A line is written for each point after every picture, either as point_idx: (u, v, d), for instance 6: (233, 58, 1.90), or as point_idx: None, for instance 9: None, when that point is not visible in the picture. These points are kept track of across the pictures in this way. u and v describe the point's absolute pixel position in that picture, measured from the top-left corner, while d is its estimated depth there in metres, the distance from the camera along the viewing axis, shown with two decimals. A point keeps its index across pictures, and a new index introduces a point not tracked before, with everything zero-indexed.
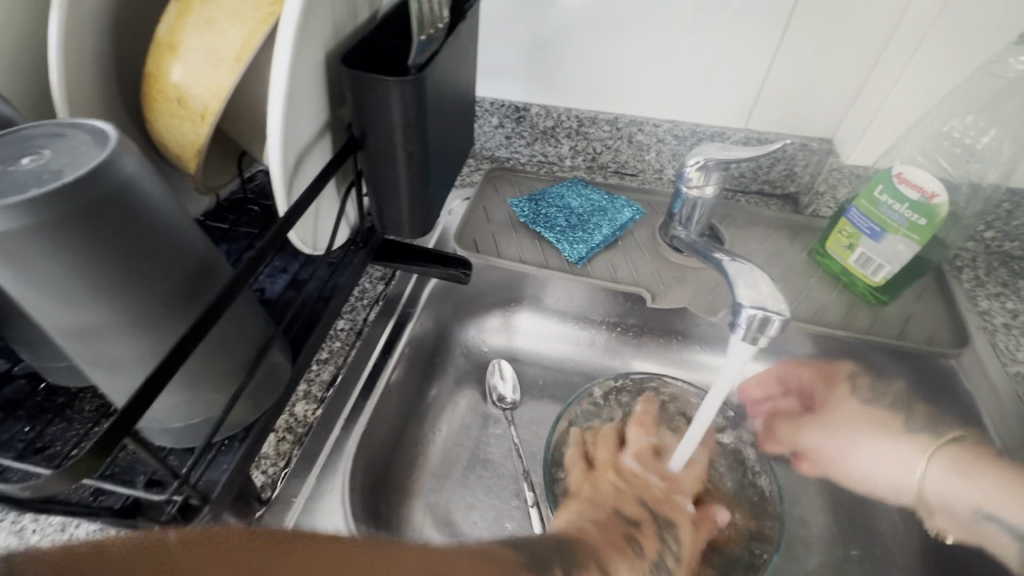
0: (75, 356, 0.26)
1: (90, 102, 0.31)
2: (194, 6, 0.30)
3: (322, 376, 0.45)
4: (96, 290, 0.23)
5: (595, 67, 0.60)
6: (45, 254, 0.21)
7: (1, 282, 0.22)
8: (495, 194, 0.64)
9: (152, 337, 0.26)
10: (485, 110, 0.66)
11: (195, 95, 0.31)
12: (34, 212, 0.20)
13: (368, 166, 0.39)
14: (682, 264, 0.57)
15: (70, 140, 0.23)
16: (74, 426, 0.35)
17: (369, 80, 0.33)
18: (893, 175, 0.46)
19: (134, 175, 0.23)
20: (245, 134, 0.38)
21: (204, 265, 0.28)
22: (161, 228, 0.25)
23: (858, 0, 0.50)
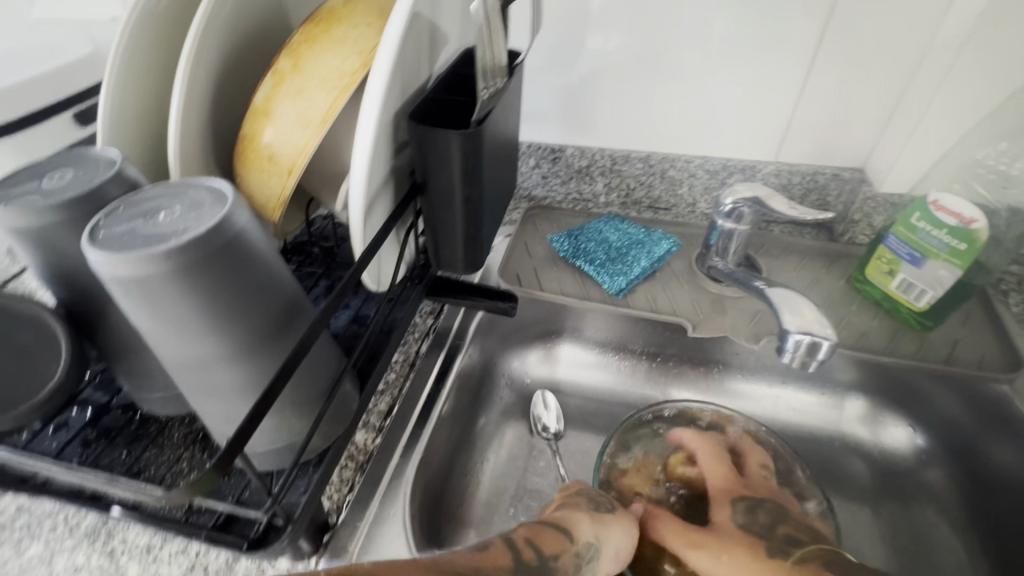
0: (185, 386, 0.29)
1: (193, 162, 0.36)
2: (287, 77, 0.34)
3: (380, 407, 0.47)
4: (212, 325, 0.27)
5: (627, 109, 0.64)
6: (174, 294, 0.25)
7: (135, 320, 0.26)
8: (534, 231, 0.67)
9: (252, 368, 0.29)
10: (522, 152, 0.70)
11: (284, 153, 0.35)
12: (172, 258, 0.24)
13: (427, 209, 0.43)
14: (719, 294, 0.58)
15: (194, 198, 0.27)
16: (165, 452, 0.38)
17: (433, 134, 0.37)
18: (929, 203, 0.47)
19: (247, 225, 0.27)
20: (318, 184, 0.42)
21: (295, 303, 0.31)
22: (264, 270, 0.28)
23: (880, 38, 0.53)
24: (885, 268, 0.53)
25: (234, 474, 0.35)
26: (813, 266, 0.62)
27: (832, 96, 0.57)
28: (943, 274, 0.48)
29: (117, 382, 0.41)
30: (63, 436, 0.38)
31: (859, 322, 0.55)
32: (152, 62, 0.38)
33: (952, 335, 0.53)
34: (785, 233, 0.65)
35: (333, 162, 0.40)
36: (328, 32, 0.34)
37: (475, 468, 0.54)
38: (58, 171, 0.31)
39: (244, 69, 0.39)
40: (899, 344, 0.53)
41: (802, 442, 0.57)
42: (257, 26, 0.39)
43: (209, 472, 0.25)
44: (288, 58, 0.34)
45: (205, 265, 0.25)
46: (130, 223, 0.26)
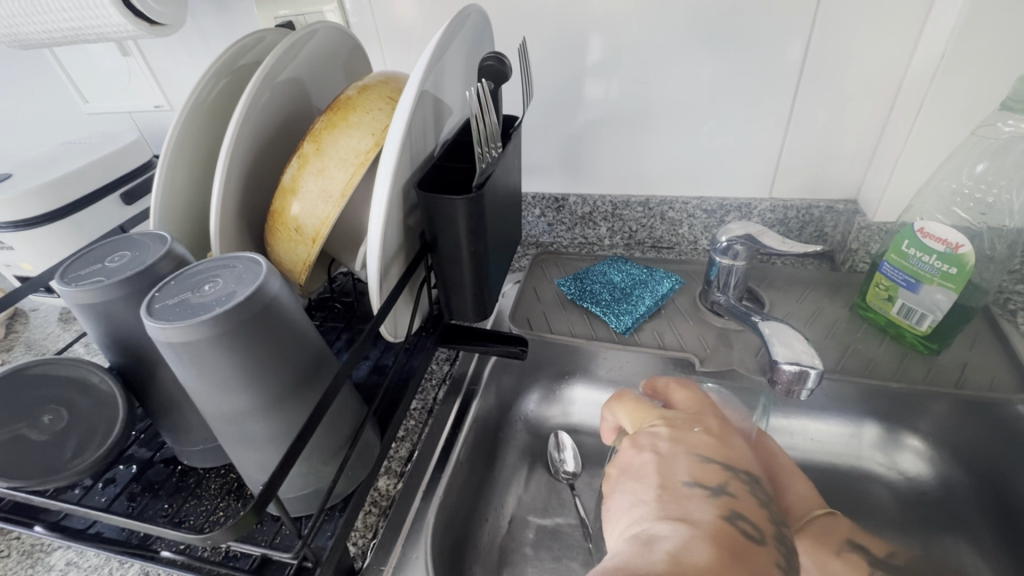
0: (225, 437, 0.33)
1: (229, 235, 0.41)
2: (310, 158, 0.39)
3: (401, 453, 0.50)
4: (250, 381, 0.30)
5: (623, 159, 0.68)
6: (216, 355, 0.28)
7: (183, 380, 0.30)
8: (543, 276, 0.71)
9: (284, 418, 0.32)
10: (528, 204, 0.75)
11: (309, 225, 0.39)
12: (217, 324, 0.28)
13: (438, 264, 0.47)
14: (724, 328, 0.60)
15: (235, 270, 0.31)
16: (204, 501, 0.41)
17: (440, 200, 0.41)
18: (916, 231, 0.49)
19: (279, 292, 0.31)
20: (340, 246, 0.47)
21: (321, 357, 0.35)
22: (293, 329, 0.32)
23: (853, 80, 0.56)
24: (884, 295, 0.55)
25: (267, 520, 0.38)
26: (816, 296, 0.63)
27: (815, 135, 0.61)
28: (939, 298, 0.49)
29: (160, 438, 0.45)
30: (112, 490, 0.41)
31: (865, 349, 0.56)
32: (197, 152, 0.44)
33: (960, 357, 0.53)
34: (787, 265, 0.67)
35: (352, 227, 0.45)
36: (345, 118, 0.39)
37: (496, 511, 0.55)
38: (118, 253, 0.35)
39: (275, 154, 0.45)
40: (906, 370, 0.53)
41: (823, 470, 0.57)
42: (286, 117, 0.45)
43: (247, 514, 0.27)
44: (311, 142, 0.39)
45: (244, 328, 0.29)
46: (179, 295, 0.30)
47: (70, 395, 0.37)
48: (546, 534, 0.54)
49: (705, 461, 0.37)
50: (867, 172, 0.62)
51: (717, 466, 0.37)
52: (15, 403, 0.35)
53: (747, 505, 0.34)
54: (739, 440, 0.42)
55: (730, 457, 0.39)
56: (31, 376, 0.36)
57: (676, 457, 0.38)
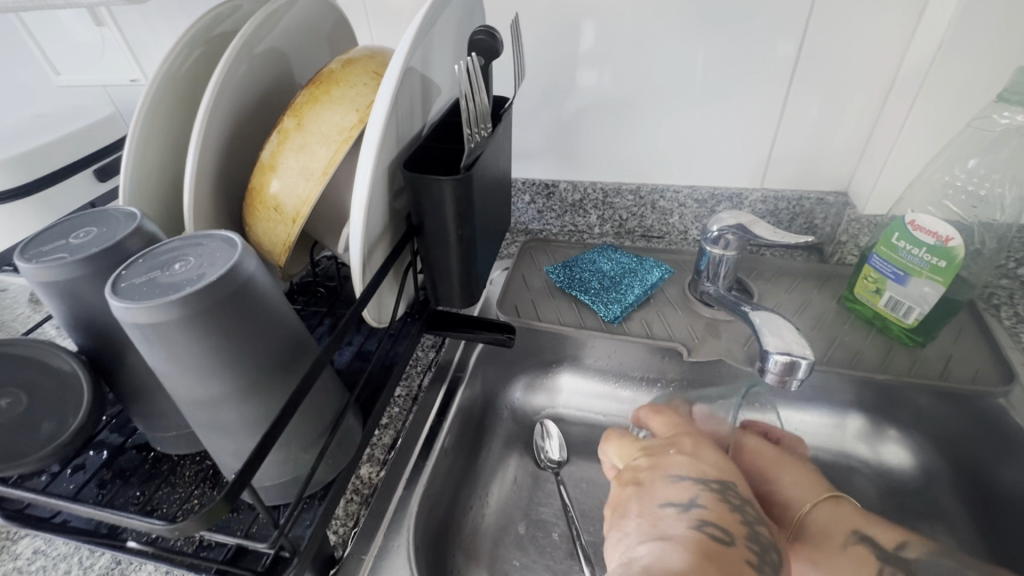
0: (198, 423, 0.31)
1: (204, 213, 0.39)
2: (291, 134, 0.37)
3: (384, 440, 0.49)
4: (223, 365, 0.29)
5: (615, 146, 0.67)
6: (187, 338, 0.27)
7: (153, 364, 0.28)
8: (532, 263, 0.70)
9: (260, 403, 0.31)
10: (518, 189, 0.74)
11: (289, 204, 0.38)
12: (187, 305, 0.26)
13: (424, 248, 0.45)
14: (712, 318, 0.60)
15: (208, 248, 0.30)
16: (178, 489, 0.39)
17: (426, 180, 0.40)
18: (906, 223, 0.49)
19: (255, 272, 0.30)
20: (322, 227, 0.45)
21: (300, 342, 0.34)
22: (271, 312, 0.31)
23: (848, 70, 0.56)
24: (872, 287, 0.54)
25: (242, 508, 0.37)
26: (804, 287, 0.63)
27: (808, 126, 0.60)
28: (927, 290, 0.49)
29: (132, 424, 0.43)
30: (81, 477, 0.39)
31: (852, 341, 0.56)
32: (170, 126, 0.42)
33: (945, 349, 0.53)
34: (777, 257, 0.67)
35: (335, 207, 0.43)
36: (328, 92, 0.38)
37: (480, 499, 0.54)
38: (84, 229, 0.33)
39: (254, 129, 0.43)
40: (891, 362, 0.53)
41: (807, 460, 0.57)
42: (265, 90, 0.42)
43: (218, 503, 0.26)
44: (292, 117, 0.37)
45: (217, 310, 0.27)
46: (147, 274, 0.28)
47: (31, 378, 0.35)
48: (531, 523, 0.54)
49: (677, 479, 0.38)
50: (858, 164, 0.61)
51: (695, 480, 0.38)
52: None
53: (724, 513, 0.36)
54: (713, 452, 0.42)
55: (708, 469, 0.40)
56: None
57: (651, 483, 0.39)
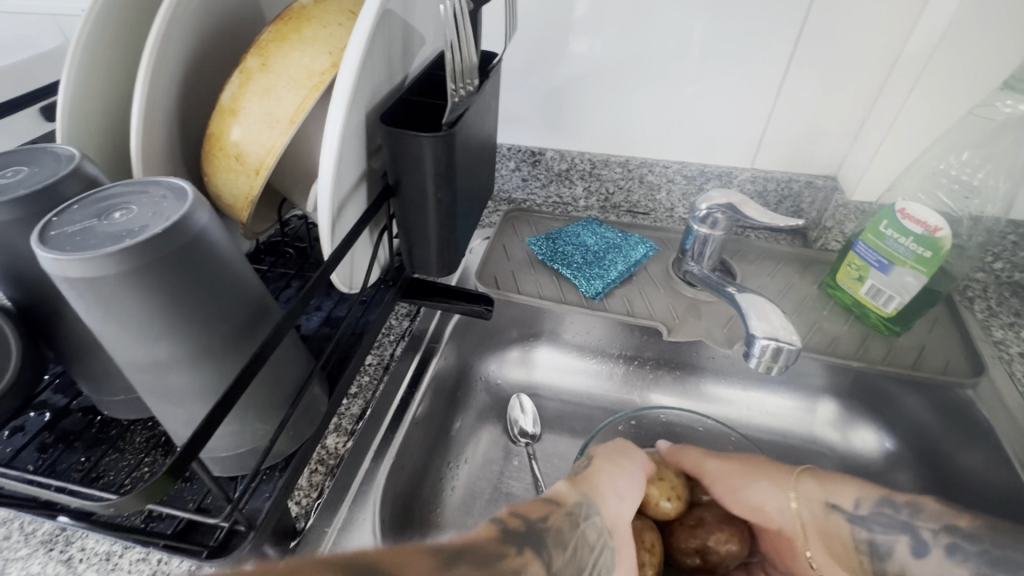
0: (144, 390, 0.29)
1: (156, 159, 0.35)
2: (255, 76, 0.34)
3: (352, 410, 0.46)
4: (170, 327, 0.26)
5: (606, 116, 0.64)
6: (127, 295, 0.24)
7: (90, 324, 0.25)
8: (514, 234, 0.67)
9: (214, 369, 0.29)
10: (502, 156, 0.71)
11: (251, 153, 0.34)
12: (125, 259, 0.23)
13: (400, 211, 0.43)
14: (694, 298, 0.59)
15: (153, 197, 0.27)
16: (126, 456, 0.37)
17: (405, 136, 0.36)
18: (896, 211, 0.48)
19: (207, 227, 0.27)
20: (290, 183, 0.42)
21: (260, 305, 0.31)
22: (225, 271, 0.28)
23: (848, 49, 0.54)
24: (855, 275, 0.54)
25: (196, 478, 0.35)
26: (787, 272, 0.63)
27: (803, 107, 0.58)
28: (909, 280, 0.49)
29: (78, 384, 0.40)
30: (20, 440, 0.37)
31: (830, 327, 0.56)
32: (117, 59, 0.38)
33: (919, 340, 0.54)
34: (761, 240, 0.66)
35: (304, 161, 0.40)
36: (298, 31, 0.34)
37: (450, 472, 0.53)
38: (13, 168, 0.30)
39: (215, 69, 0.39)
40: (867, 350, 0.53)
41: (778, 445, 0.58)
42: (226, 25, 0.38)
43: (159, 479, 0.24)
44: (256, 57, 0.34)
45: (160, 265, 0.24)
46: (83, 222, 0.25)
47: None
48: (500, 496, 0.53)
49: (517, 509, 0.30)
50: (850, 149, 0.60)
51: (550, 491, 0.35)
52: None
53: (589, 529, 0.32)
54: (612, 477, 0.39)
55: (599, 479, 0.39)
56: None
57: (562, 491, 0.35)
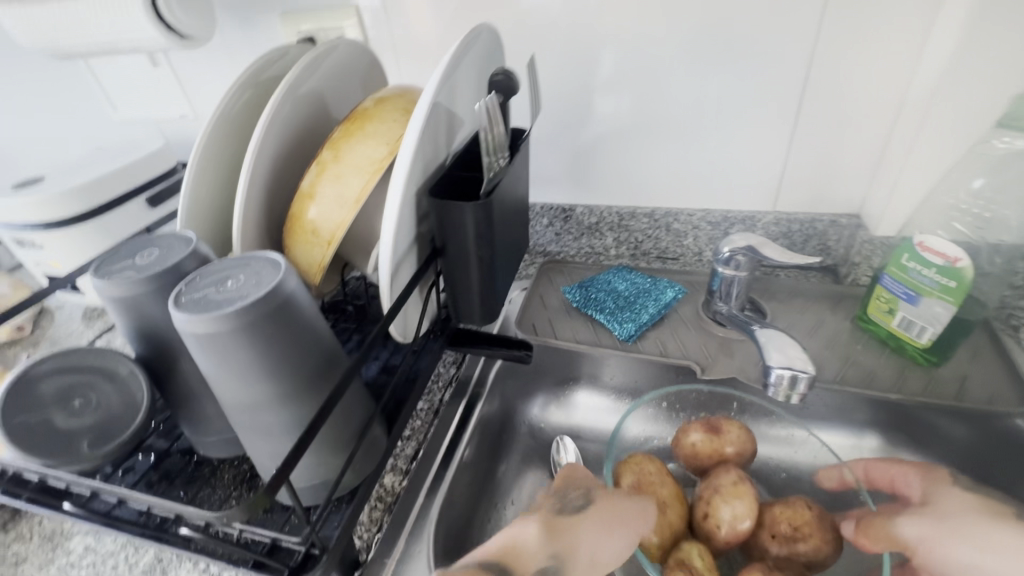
0: (241, 427, 0.34)
1: (249, 237, 0.43)
2: (328, 166, 0.41)
3: (406, 451, 0.50)
4: (266, 372, 0.32)
5: (630, 172, 0.70)
6: (237, 345, 0.30)
7: (205, 370, 0.32)
8: (549, 284, 0.72)
9: (296, 408, 0.34)
10: (536, 213, 0.77)
11: (325, 227, 0.41)
12: (238, 317, 0.30)
13: (446, 269, 0.49)
14: (725, 337, 0.61)
15: (255, 267, 0.34)
16: (217, 491, 0.42)
17: (450, 207, 0.43)
18: (915, 245, 0.50)
19: (295, 289, 0.33)
20: (353, 250, 0.49)
21: (331, 353, 0.37)
22: (308, 324, 0.34)
23: (852, 98, 0.58)
24: (885, 308, 0.55)
25: (276, 509, 0.39)
26: (818, 308, 0.64)
27: (816, 153, 0.62)
28: (938, 310, 0.50)
29: (177, 429, 0.47)
30: (131, 477, 0.43)
31: (866, 360, 0.56)
32: (221, 159, 0.47)
33: (960, 371, 0.54)
34: (790, 277, 0.68)
35: (365, 231, 0.47)
36: (362, 128, 0.42)
37: (498, 512, 0.56)
38: (147, 250, 0.37)
39: (295, 161, 0.47)
40: (906, 381, 0.54)
41: None
42: (304, 126, 0.47)
43: (260, 495, 0.29)
44: (330, 151, 0.42)
45: (263, 320, 0.31)
46: (204, 289, 0.32)
47: (99, 380, 0.38)
48: None
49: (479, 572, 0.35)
50: (870, 188, 0.63)
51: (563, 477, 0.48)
52: (43, 396, 0.36)
53: None
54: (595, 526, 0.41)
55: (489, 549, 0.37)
56: (50, 366, 0.37)
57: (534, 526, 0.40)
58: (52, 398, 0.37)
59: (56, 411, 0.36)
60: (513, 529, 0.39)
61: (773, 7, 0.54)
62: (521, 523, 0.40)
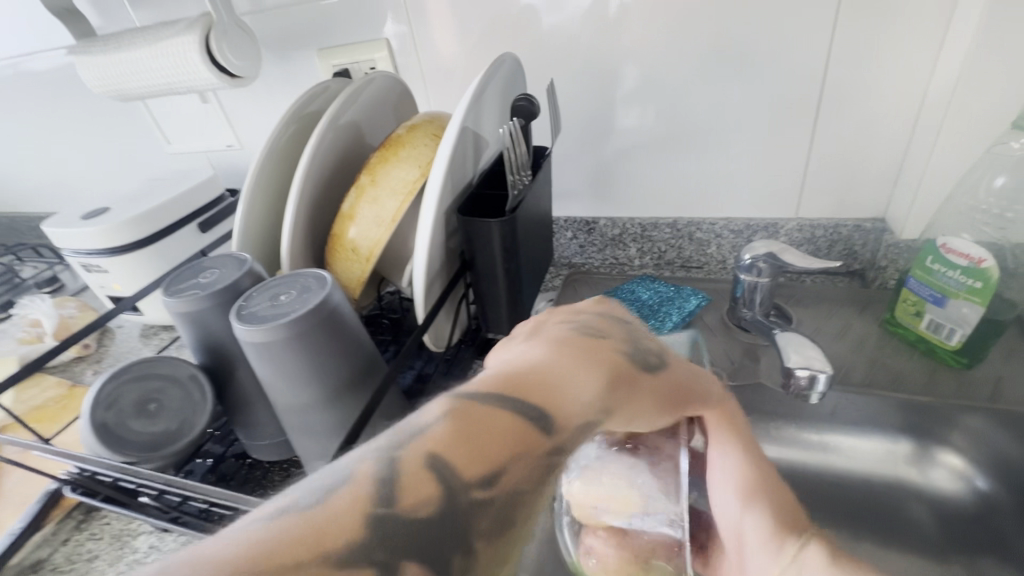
0: (292, 429, 0.38)
1: (296, 256, 0.47)
2: (366, 190, 0.45)
3: None
4: (315, 377, 0.35)
5: (650, 185, 0.72)
6: (291, 353, 0.34)
7: (262, 376, 0.35)
8: (574, 295, 0.75)
9: (341, 411, 0.37)
10: (560, 227, 0.80)
11: (364, 245, 0.45)
12: (292, 327, 0.33)
13: (475, 282, 0.51)
14: (750, 343, 0.62)
15: (305, 282, 0.37)
16: (269, 491, 0.46)
17: (478, 223, 0.46)
18: (939, 246, 0.50)
19: (340, 302, 0.36)
20: (389, 266, 0.52)
21: (372, 360, 0.40)
22: (352, 333, 0.37)
23: (869, 104, 0.58)
24: (913, 310, 0.55)
25: None
26: (845, 313, 0.64)
27: (836, 159, 0.63)
28: (966, 311, 0.50)
29: (231, 435, 0.51)
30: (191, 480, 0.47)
31: (895, 365, 0.56)
32: (270, 186, 0.51)
33: (996, 372, 0.53)
34: (817, 283, 0.68)
35: (400, 248, 0.50)
36: (396, 154, 0.45)
37: None
38: (208, 270, 0.42)
39: (336, 186, 0.51)
40: (938, 384, 0.54)
41: (859, 487, 0.57)
42: (344, 154, 0.51)
43: None
44: (368, 175, 0.45)
45: (312, 330, 0.34)
46: (261, 303, 0.36)
47: (164, 389, 0.42)
48: None
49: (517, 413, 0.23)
50: (894, 191, 0.63)
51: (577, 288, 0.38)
52: (130, 391, 0.41)
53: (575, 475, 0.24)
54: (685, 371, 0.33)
55: (516, 369, 0.25)
56: (140, 363, 0.43)
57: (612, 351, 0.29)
58: (134, 396, 0.41)
59: (136, 417, 0.41)
60: (553, 359, 0.26)
61: (785, 20, 0.56)
62: (581, 373, 0.26)
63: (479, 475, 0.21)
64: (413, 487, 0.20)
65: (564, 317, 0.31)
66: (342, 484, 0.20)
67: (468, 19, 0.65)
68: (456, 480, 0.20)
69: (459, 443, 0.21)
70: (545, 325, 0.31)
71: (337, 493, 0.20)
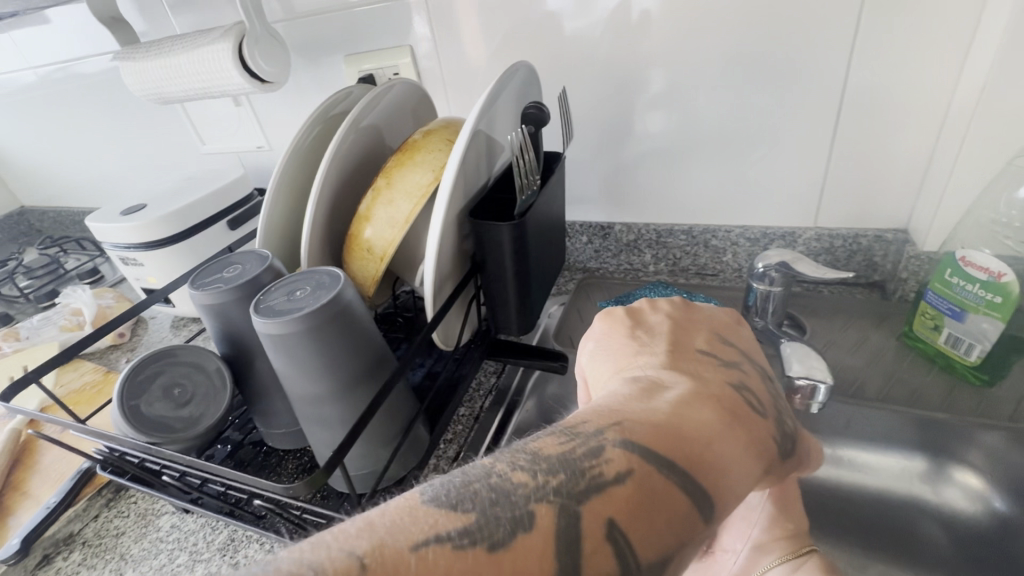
0: (304, 418, 0.40)
1: (314, 254, 0.49)
2: (382, 192, 0.47)
3: (448, 453, 0.55)
4: (327, 369, 0.37)
5: (666, 191, 0.72)
6: (305, 345, 0.36)
7: (278, 367, 0.37)
8: (587, 299, 0.75)
9: (351, 402, 0.39)
10: (575, 231, 0.80)
11: (378, 245, 0.47)
12: (306, 321, 0.35)
13: (485, 283, 0.53)
14: (761, 352, 0.62)
15: (320, 279, 0.39)
16: (282, 478, 0.48)
17: (488, 226, 0.47)
18: (957, 259, 0.49)
19: (352, 298, 0.38)
20: (403, 265, 0.54)
21: (382, 355, 0.41)
22: (363, 328, 0.39)
23: (891, 114, 0.57)
24: (930, 324, 0.54)
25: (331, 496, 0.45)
26: (862, 325, 0.64)
27: (856, 168, 0.62)
28: (986, 327, 0.49)
29: (249, 423, 0.53)
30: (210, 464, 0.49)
31: (911, 379, 0.56)
32: (292, 186, 0.54)
33: (1019, 391, 0.51)
34: (834, 294, 0.67)
35: (413, 248, 0.52)
36: (412, 158, 0.47)
37: None
38: (231, 266, 0.44)
39: (354, 187, 0.53)
40: (956, 401, 0.52)
41: (872, 505, 0.56)
42: (363, 157, 0.53)
43: (319, 473, 0.34)
44: (384, 178, 0.47)
45: (325, 324, 0.36)
46: (278, 298, 0.38)
47: (194, 375, 0.45)
48: None
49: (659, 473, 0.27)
50: (916, 203, 0.61)
51: (721, 321, 0.42)
52: (165, 374, 0.44)
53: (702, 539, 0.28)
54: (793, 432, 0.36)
55: (678, 433, 0.29)
56: (177, 349, 0.46)
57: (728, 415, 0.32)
58: (167, 380, 0.44)
59: (162, 401, 0.43)
60: (715, 430, 0.30)
61: (803, 30, 0.56)
62: (740, 460, 0.30)
63: (653, 553, 0.25)
64: (593, 554, 0.24)
65: (719, 377, 0.35)
66: (531, 529, 0.24)
67: (490, 28, 0.67)
68: (636, 559, 0.25)
69: (625, 513, 0.26)
70: (698, 378, 0.34)
71: (526, 532, 0.24)
